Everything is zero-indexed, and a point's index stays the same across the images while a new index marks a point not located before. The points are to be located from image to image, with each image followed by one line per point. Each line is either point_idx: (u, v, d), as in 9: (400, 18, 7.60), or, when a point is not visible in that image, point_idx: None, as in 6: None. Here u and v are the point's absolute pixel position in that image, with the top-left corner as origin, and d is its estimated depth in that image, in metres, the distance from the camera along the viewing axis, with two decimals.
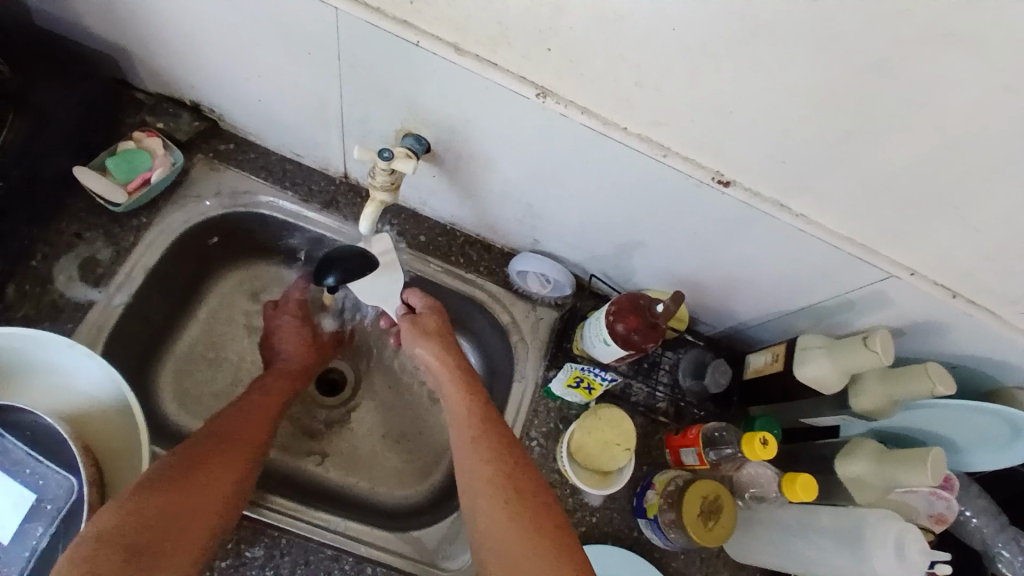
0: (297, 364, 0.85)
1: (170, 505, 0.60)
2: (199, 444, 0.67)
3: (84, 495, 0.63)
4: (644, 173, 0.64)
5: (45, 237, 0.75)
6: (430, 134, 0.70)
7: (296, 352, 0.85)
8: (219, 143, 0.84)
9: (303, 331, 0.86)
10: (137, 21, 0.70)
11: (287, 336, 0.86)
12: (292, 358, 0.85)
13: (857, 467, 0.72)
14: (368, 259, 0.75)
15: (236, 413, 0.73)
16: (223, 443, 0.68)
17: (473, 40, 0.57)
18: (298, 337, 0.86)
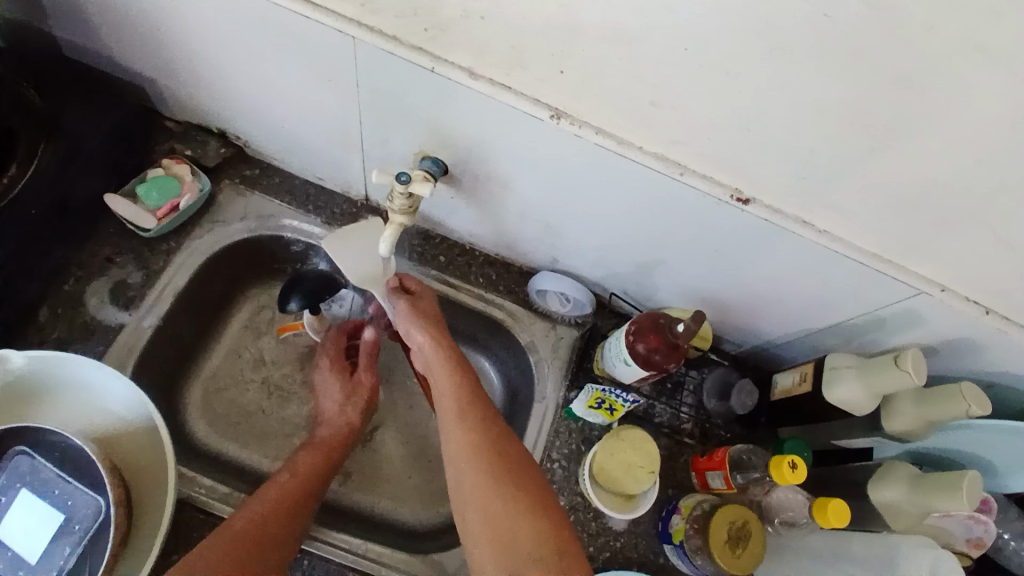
0: (345, 428, 0.80)
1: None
2: (233, 530, 0.63)
3: (110, 516, 0.64)
4: (662, 192, 0.64)
5: (78, 261, 0.78)
6: (448, 156, 0.71)
7: (345, 416, 0.81)
8: (245, 169, 0.86)
9: (354, 391, 0.83)
10: (167, 54, 0.73)
11: (332, 400, 0.83)
12: (339, 423, 0.80)
13: (889, 492, 0.69)
14: (330, 279, 0.84)
15: (268, 488, 0.69)
16: (257, 522, 0.64)
17: (487, 64, 0.58)
18: (352, 401, 0.82)
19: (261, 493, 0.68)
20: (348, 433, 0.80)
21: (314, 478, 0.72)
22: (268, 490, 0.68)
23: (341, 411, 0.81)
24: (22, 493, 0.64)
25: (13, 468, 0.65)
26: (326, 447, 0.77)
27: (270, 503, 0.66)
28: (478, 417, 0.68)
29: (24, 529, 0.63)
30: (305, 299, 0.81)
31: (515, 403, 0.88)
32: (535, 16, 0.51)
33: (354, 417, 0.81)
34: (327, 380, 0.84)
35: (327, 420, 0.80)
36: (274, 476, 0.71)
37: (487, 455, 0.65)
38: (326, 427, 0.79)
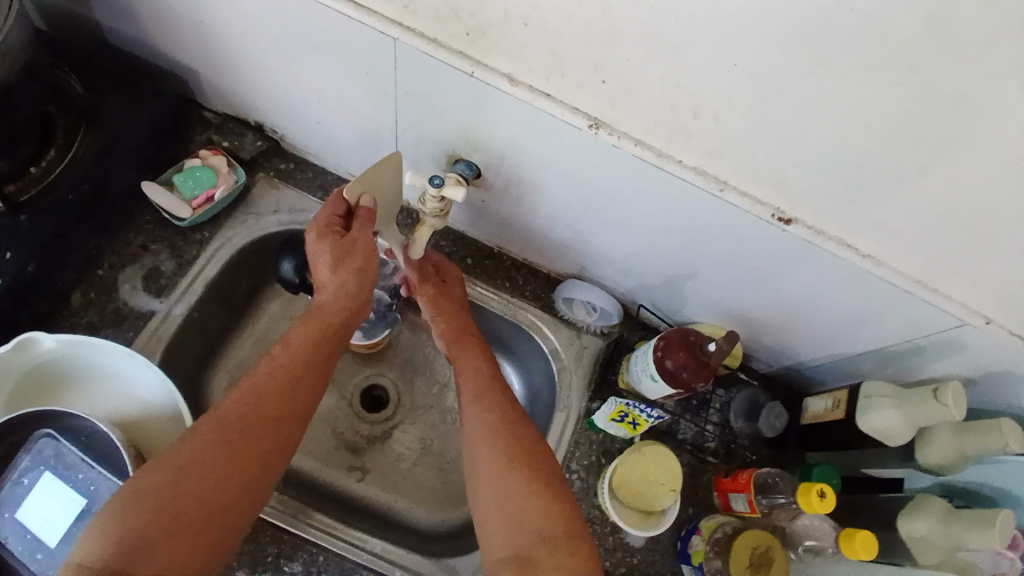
0: (344, 307, 0.68)
1: (162, 525, 0.54)
2: (203, 442, 0.58)
3: None
4: (701, 207, 0.62)
5: (112, 248, 0.79)
6: (481, 160, 0.70)
7: (342, 293, 0.67)
8: (279, 162, 0.87)
9: (351, 258, 0.67)
10: (208, 46, 0.73)
11: (327, 267, 0.67)
12: (338, 300, 0.67)
13: (920, 526, 0.67)
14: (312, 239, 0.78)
15: (250, 393, 0.62)
16: (222, 443, 0.58)
17: (527, 71, 0.57)
18: (347, 269, 0.67)
19: (238, 402, 0.61)
20: (345, 315, 0.68)
21: (306, 381, 0.64)
22: (244, 403, 0.61)
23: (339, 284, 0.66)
24: (46, 475, 0.65)
25: (38, 451, 0.65)
26: (325, 336, 0.66)
27: (243, 422, 0.60)
28: (513, 450, 0.64)
29: (46, 512, 0.64)
30: (296, 258, 0.76)
31: (536, 409, 0.87)
32: (579, 24, 0.50)
33: (353, 295, 0.68)
34: (320, 241, 0.66)
35: (323, 297, 0.67)
36: (257, 373, 0.63)
37: (518, 494, 0.62)
38: (321, 305, 0.67)
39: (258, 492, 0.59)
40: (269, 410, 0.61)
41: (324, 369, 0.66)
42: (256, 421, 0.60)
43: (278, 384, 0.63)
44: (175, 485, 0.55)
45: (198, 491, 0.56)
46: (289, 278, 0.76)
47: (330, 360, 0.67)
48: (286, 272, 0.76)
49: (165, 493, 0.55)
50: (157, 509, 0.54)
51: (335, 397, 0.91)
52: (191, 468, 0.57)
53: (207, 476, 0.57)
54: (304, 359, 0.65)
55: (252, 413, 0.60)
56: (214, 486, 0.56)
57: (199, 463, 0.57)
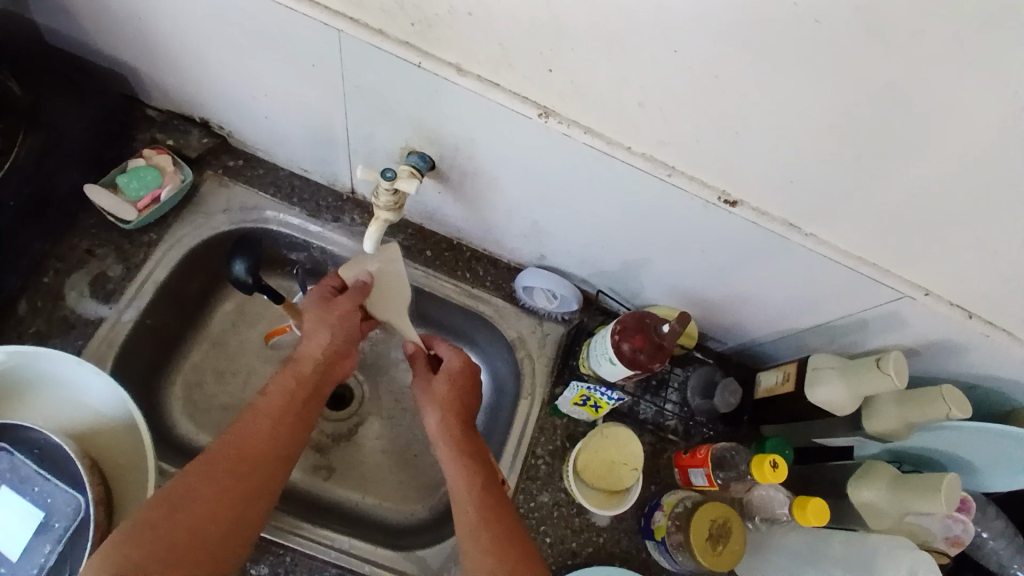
0: (319, 360, 0.70)
1: (154, 560, 0.54)
2: (194, 481, 0.59)
3: (90, 514, 0.63)
4: (651, 193, 0.63)
5: (56, 252, 0.76)
6: (435, 152, 0.70)
7: (322, 345, 0.71)
8: (229, 159, 0.85)
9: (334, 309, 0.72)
10: (148, 42, 0.71)
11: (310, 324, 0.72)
12: (315, 353, 0.71)
13: (870, 493, 0.70)
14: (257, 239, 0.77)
15: (240, 433, 0.63)
16: (214, 481, 0.60)
17: (476, 61, 0.57)
18: (326, 326, 0.71)
19: (224, 446, 0.62)
20: (323, 364, 0.70)
21: (293, 422, 0.66)
22: (236, 443, 0.63)
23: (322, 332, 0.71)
24: (3, 489, 0.64)
25: None
26: (308, 383, 0.69)
27: (234, 461, 0.61)
28: (486, 482, 0.68)
29: (3, 527, 0.62)
30: (249, 259, 0.74)
31: (501, 398, 0.88)
32: (525, 14, 0.51)
33: (332, 349, 0.71)
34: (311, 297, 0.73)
35: (304, 349, 0.71)
36: (247, 414, 0.65)
37: (490, 523, 0.64)
38: (301, 355, 0.70)
39: (240, 539, 0.59)
40: (259, 450, 0.63)
41: (305, 418, 0.68)
42: (243, 464, 0.61)
43: (264, 428, 0.64)
44: (167, 520, 0.56)
45: (189, 528, 0.57)
46: (242, 281, 0.74)
47: (311, 410, 0.69)
48: (239, 275, 0.74)
49: (157, 529, 0.55)
50: (145, 543, 0.54)
51: None
52: (183, 505, 0.57)
53: (199, 514, 0.57)
54: (286, 404, 0.67)
55: (239, 454, 0.62)
56: (205, 524, 0.57)
57: (188, 504, 0.58)
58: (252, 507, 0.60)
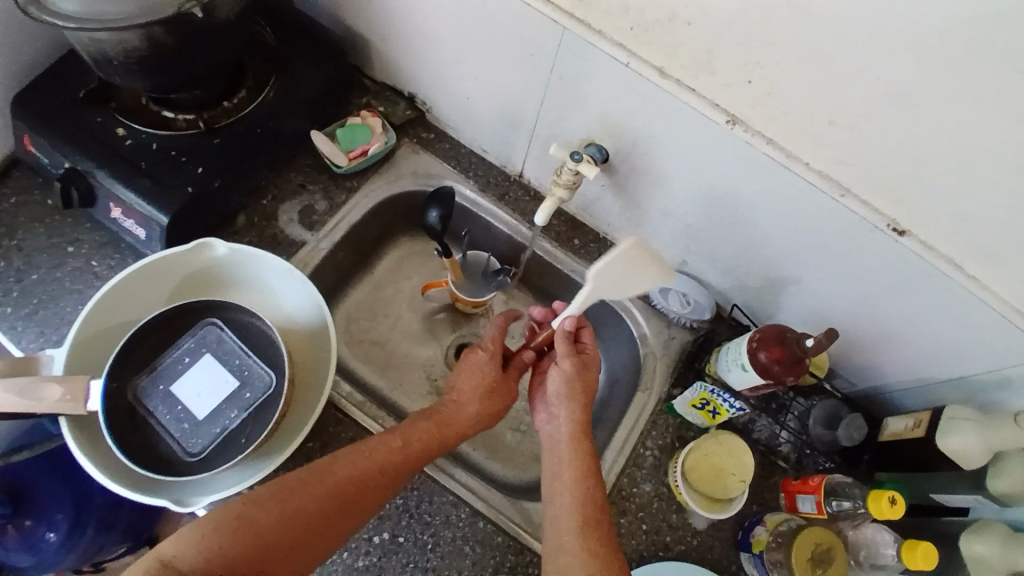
0: (465, 418, 0.73)
1: (242, 557, 0.59)
2: (301, 490, 0.63)
3: (281, 392, 0.70)
4: (820, 212, 0.67)
5: (277, 182, 0.90)
6: (613, 146, 0.77)
7: (470, 411, 0.74)
8: (422, 131, 0.97)
9: (490, 388, 0.76)
10: (389, 20, 0.84)
11: (471, 388, 0.76)
12: (465, 410, 0.74)
13: (981, 547, 0.67)
14: (443, 190, 0.85)
15: (363, 460, 0.66)
16: (314, 498, 0.63)
17: (680, 66, 0.64)
18: (480, 389, 0.76)
19: (339, 461, 0.66)
20: (463, 429, 0.73)
21: (410, 466, 0.68)
22: (352, 468, 0.65)
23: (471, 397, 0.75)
24: (206, 357, 0.70)
25: (202, 335, 0.70)
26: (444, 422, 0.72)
27: (338, 488, 0.64)
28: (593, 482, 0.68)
29: (196, 388, 0.69)
30: (443, 207, 0.84)
31: (616, 389, 0.92)
32: (741, 28, 0.57)
33: (478, 415, 0.74)
34: (484, 364, 0.78)
35: (453, 404, 0.74)
36: (377, 441, 0.68)
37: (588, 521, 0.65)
38: (447, 408, 0.73)
39: (309, 563, 0.62)
40: (364, 484, 0.65)
41: (422, 462, 0.70)
42: (352, 485, 0.65)
43: (381, 456, 0.67)
44: (269, 517, 0.61)
45: (276, 531, 0.60)
46: (433, 225, 0.84)
47: (423, 464, 0.70)
48: (431, 220, 0.84)
49: (257, 522, 0.60)
50: (248, 539, 0.59)
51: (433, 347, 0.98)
52: (281, 509, 0.61)
53: (291, 525, 0.61)
54: (414, 451, 0.69)
55: (344, 486, 0.64)
56: (291, 532, 0.61)
57: (286, 510, 0.62)
58: (334, 534, 0.63)
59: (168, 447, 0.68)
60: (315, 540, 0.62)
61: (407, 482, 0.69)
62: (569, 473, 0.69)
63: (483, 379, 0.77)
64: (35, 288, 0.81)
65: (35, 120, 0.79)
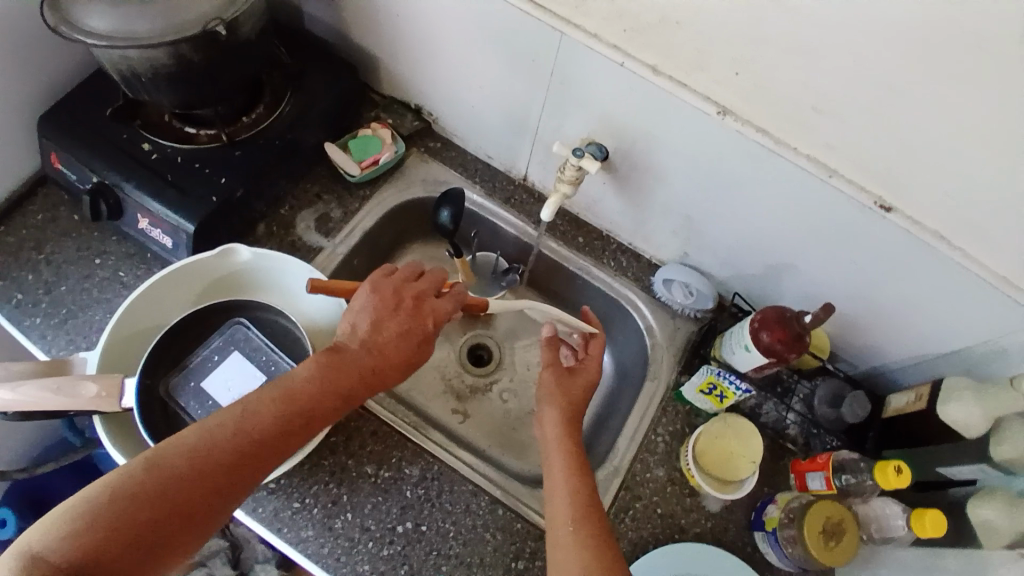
0: (364, 355, 0.67)
1: (119, 543, 0.51)
2: (186, 457, 0.56)
3: None
4: (811, 196, 0.70)
5: (294, 193, 0.95)
6: (612, 144, 0.81)
7: (369, 345, 0.68)
8: (430, 141, 1.02)
9: (390, 318, 0.70)
10: (397, 37, 0.90)
11: (365, 320, 0.69)
12: (362, 347, 0.67)
13: (989, 512, 0.67)
14: (453, 191, 0.89)
15: (253, 414, 0.60)
16: (202, 468, 0.56)
17: (672, 64, 0.69)
18: (387, 323, 0.69)
19: (223, 423, 0.59)
20: (367, 367, 0.66)
21: (314, 417, 0.63)
22: (245, 424, 0.59)
23: (373, 331, 0.68)
24: (235, 355, 0.75)
25: (231, 334, 0.76)
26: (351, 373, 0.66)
27: (236, 448, 0.58)
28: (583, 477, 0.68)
29: (226, 383, 0.74)
30: (454, 207, 0.88)
31: (626, 381, 0.95)
32: (728, 25, 0.62)
33: (387, 354, 0.68)
34: (371, 297, 0.71)
35: (347, 339, 0.68)
36: (268, 391, 0.62)
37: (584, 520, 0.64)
38: (341, 345, 0.67)
39: (204, 534, 0.56)
40: (262, 440, 0.59)
41: (328, 413, 0.64)
42: (243, 442, 0.58)
43: (276, 410, 0.61)
44: (156, 492, 0.54)
45: (167, 503, 0.54)
46: (446, 224, 0.88)
47: (332, 415, 0.64)
48: (444, 219, 0.88)
49: (137, 500, 0.53)
50: (99, 539, 0.50)
51: (447, 349, 1.02)
52: (165, 480, 0.54)
53: (183, 494, 0.54)
54: (315, 397, 0.63)
55: (237, 446, 0.58)
56: (183, 503, 0.54)
57: (172, 482, 0.54)
58: (234, 499, 0.57)
59: None
60: (215, 508, 0.56)
61: (313, 435, 0.63)
62: (564, 485, 0.67)
63: (380, 307, 0.70)
64: (68, 298, 0.85)
65: (65, 139, 0.83)
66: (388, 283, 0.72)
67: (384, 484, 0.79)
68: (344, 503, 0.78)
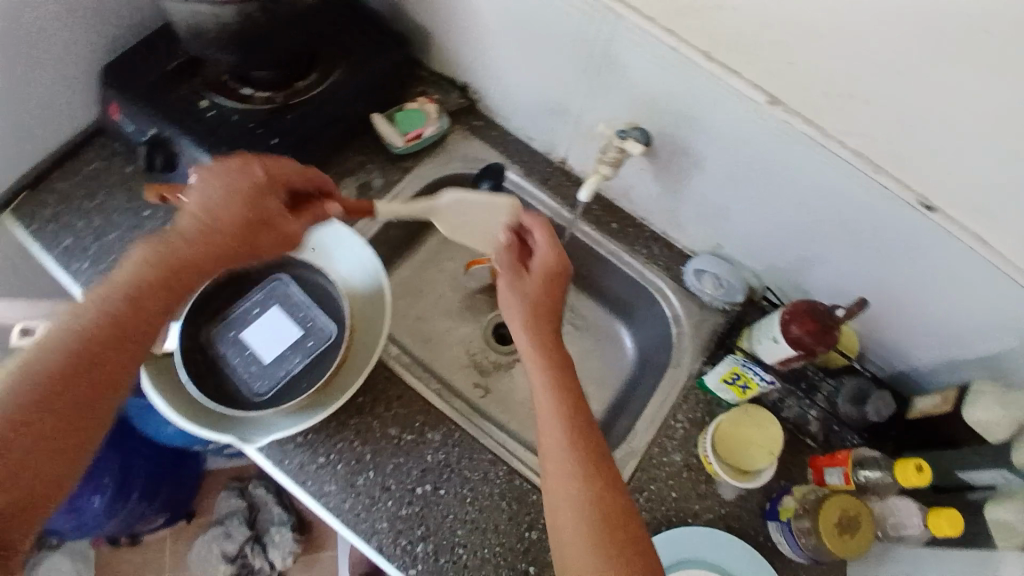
0: (206, 226, 0.64)
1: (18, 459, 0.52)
2: (58, 368, 0.55)
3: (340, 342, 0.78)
4: (851, 190, 0.71)
5: (338, 160, 0.97)
6: (654, 129, 0.82)
7: (202, 215, 0.64)
8: (472, 119, 1.04)
9: (234, 190, 0.66)
10: (449, 13, 0.92)
11: (214, 194, 0.65)
12: (201, 217, 0.64)
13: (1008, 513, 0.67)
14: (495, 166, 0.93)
15: (112, 311, 0.59)
16: (77, 376, 0.56)
17: (723, 50, 0.70)
18: (226, 195, 0.65)
19: (83, 322, 0.58)
20: (207, 230, 0.64)
21: (159, 290, 0.61)
22: (108, 323, 0.58)
23: (201, 198, 0.65)
24: (274, 309, 0.80)
25: (272, 289, 0.81)
26: (160, 269, 0.62)
27: (96, 348, 0.57)
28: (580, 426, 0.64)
29: (264, 334, 0.78)
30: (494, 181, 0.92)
31: (649, 367, 0.96)
32: (781, 13, 0.63)
33: (232, 224, 0.65)
34: (204, 173, 0.66)
35: (188, 204, 0.65)
36: (121, 280, 0.60)
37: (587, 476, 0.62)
38: (183, 213, 0.64)
39: (94, 442, 0.57)
40: (120, 333, 0.59)
41: (176, 285, 0.63)
42: (104, 341, 0.58)
43: (92, 317, 0.58)
44: (41, 405, 0.54)
45: (54, 415, 0.54)
46: None
47: (187, 284, 0.64)
48: (483, 192, 0.91)
49: (23, 415, 0.53)
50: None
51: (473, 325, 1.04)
52: (49, 394, 0.54)
53: (68, 404, 0.55)
54: (161, 275, 0.61)
55: (92, 342, 0.57)
56: (64, 411, 0.55)
57: (54, 394, 0.55)
58: (106, 398, 0.57)
59: (235, 385, 0.76)
60: (92, 411, 0.56)
61: (174, 309, 0.64)
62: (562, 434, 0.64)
63: (222, 182, 0.66)
64: (118, 246, 0.89)
65: (125, 92, 0.87)
66: (236, 166, 0.67)
67: (406, 446, 0.81)
68: (366, 461, 0.79)
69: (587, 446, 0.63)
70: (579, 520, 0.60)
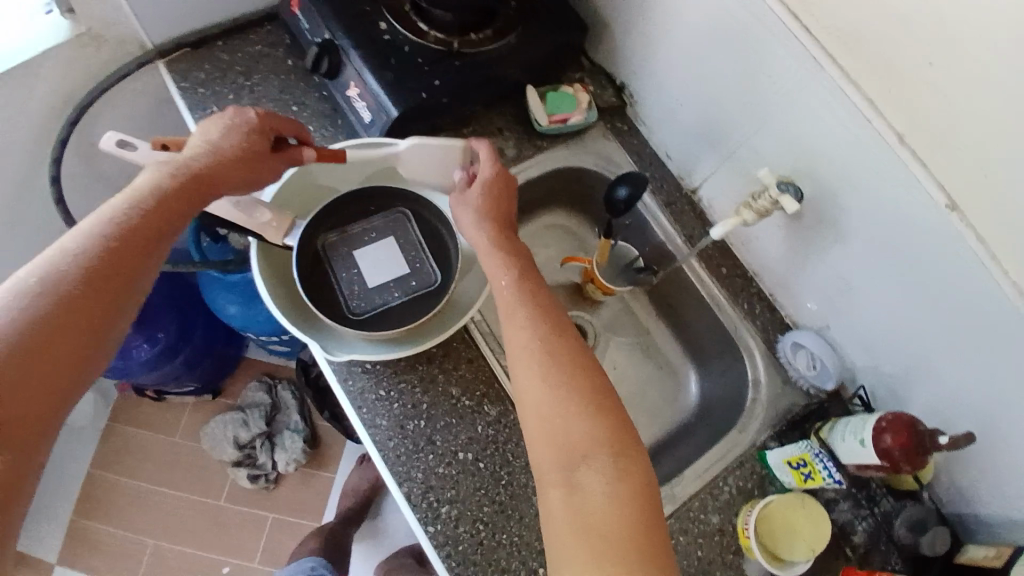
0: (211, 154, 0.68)
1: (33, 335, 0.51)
2: (76, 257, 0.55)
3: (440, 292, 0.81)
4: (1000, 322, 0.66)
5: (481, 118, 0.98)
6: (809, 190, 0.80)
7: (215, 147, 0.69)
8: (618, 120, 1.02)
9: (234, 127, 0.71)
10: (637, 11, 0.90)
11: (213, 129, 0.70)
12: (210, 148, 0.68)
13: None
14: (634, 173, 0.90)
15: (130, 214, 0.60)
16: (93, 266, 0.55)
17: (921, 136, 0.66)
18: (225, 129, 0.70)
19: (109, 220, 0.59)
20: (219, 158, 0.68)
21: (179, 210, 0.63)
22: (130, 225, 0.59)
23: (218, 140, 0.69)
24: (391, 241, 0.83)
25: (393, 221, 0.84)
26: (155, 201, 0.62)
27: (118, 245, 0.57)
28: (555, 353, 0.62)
29: (374, 261, 0.82)
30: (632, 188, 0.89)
31: (713, 419, 0.95)
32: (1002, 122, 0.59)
33: (231, 151, 0.69)
34: (216, 120, 0.71)
35: (197, 144, 0.69)
36: (143, 193, 0.62)
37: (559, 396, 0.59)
38: (199, 150, 0.68)
39: (103, 338, 0.55)
40: (143, 235, 0.59)
41: (192, 203, 0.65)
42: (128, 236, 0.58)
43: (120, 220, 0.59)
44: (55, 287, 0.53)
45: (70, 295, 0.54)
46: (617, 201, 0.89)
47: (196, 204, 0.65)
48: (618, 196, 0.89)
49: (43, 295, 0.53)
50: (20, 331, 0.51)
51: None
52: (66, 277, 0.54)
53: (81, 290, 0.54)
54: (179, 188, 0.64)
55: (117, 238, 0.58)
56: (78, 297, 0.54)
57: (72, 280, 0.54)
58: (122, 297, 0.57)
59: (335, 297, 0.80)
60: (107, 301, 0.55)
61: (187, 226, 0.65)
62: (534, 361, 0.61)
63: (224, 122, 0.71)
64: None
65: None
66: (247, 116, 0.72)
67: (461, 410, 0.81)
68: (421, 410, 0.81)
69: (564, 407, 0.58)
70: (593, 490, 0.54)
